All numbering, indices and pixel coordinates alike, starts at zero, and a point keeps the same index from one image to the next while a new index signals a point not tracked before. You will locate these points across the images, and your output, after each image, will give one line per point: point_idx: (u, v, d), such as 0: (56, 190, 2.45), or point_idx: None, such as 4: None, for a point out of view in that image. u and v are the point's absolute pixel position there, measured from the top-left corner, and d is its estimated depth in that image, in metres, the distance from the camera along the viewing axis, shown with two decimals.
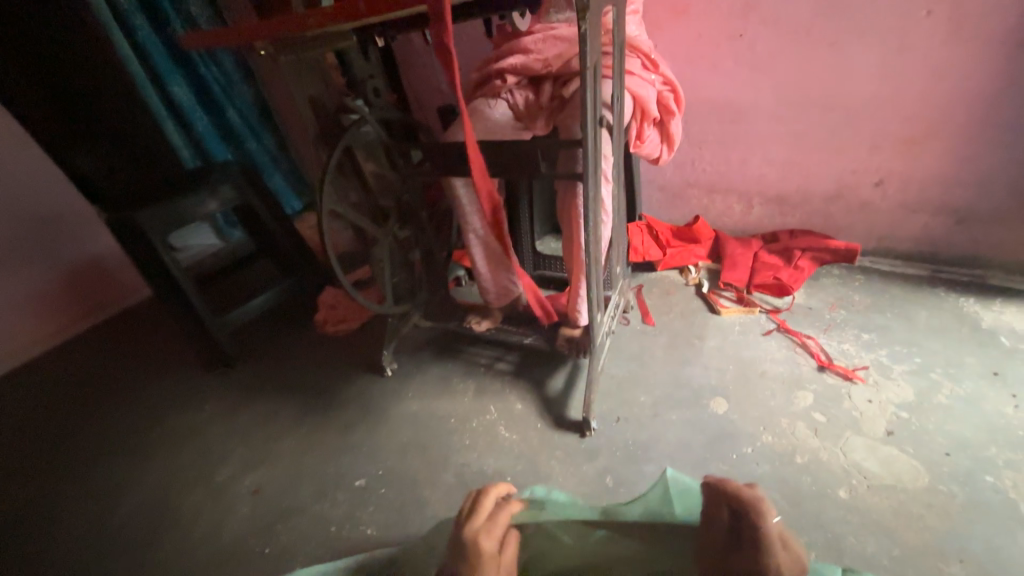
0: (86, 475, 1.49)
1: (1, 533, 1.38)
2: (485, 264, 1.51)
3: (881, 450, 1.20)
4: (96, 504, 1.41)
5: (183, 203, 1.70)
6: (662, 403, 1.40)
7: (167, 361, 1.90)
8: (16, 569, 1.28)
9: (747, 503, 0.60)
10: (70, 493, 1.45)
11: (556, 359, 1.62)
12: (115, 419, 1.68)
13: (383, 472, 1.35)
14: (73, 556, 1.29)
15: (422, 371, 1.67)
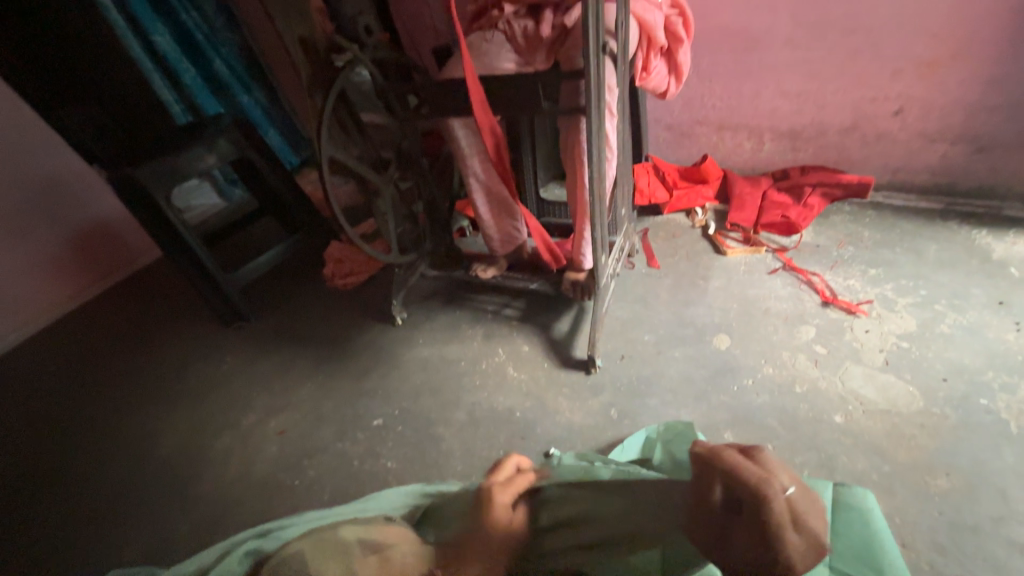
0: (124, 423, 1.59)
1: (51, 474, 1.48)
2: (489, 211, 1.51)
3: (879, 378, 1.23)
4: (136, 448, 1.51)
5: (181, 156, 1.68)
6: (665, 342, 1.44)
7: (185, 317, 1.96)
8: (71, 504, 1.39)
9: (741, 482, 0.52)
10: (111, 438, 1.55)
11: (562, 304, 1.65)
12: (143, 373, 1.76)
13: (399, 412, 1.42)
14: (121, 492, 1.39)
15: (431, 318, 1.71)
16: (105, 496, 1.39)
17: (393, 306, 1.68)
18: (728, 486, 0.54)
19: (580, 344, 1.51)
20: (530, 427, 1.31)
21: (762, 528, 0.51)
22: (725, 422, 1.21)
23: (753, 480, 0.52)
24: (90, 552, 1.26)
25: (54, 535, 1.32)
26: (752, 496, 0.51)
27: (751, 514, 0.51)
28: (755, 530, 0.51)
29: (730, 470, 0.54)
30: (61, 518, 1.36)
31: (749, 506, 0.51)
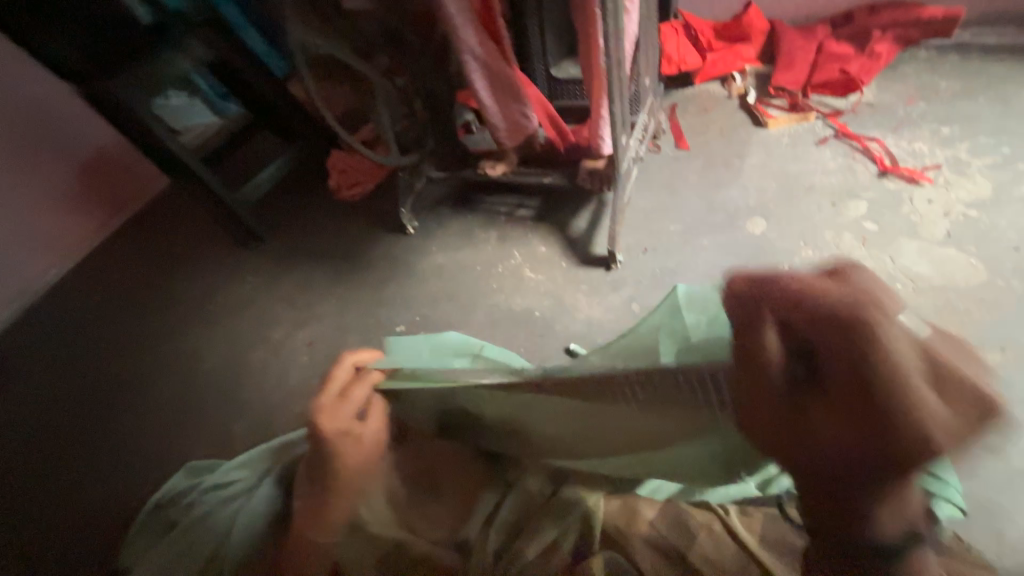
0: (170, 346, 1.64)
1: (117, 393, 1.58)
2: (490, 94, 1.25)
3: (936, 252, 1.11)
4: (180, 373, 1.57)
5: (156, 60, 1.48)
6: (694, 231, 1.33)
7: (202, 239, 1.91)
8: (142, 417, 1.50)
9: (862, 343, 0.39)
10: (163, 359, 1.62)
11: (580, 199, 1.54)
12: (170, 302, 1.77)
13: (420, 317, 1.43)
14: (182, 403, 1.49)
15: (442, 225, 1.62)
16: (164, 417, 1.48)
17: (403, 214, 1.60)
18: (817, 322, 0.41)
19: (600, 242, 1.43)
20: (550, 325, 1.30)
21: (871, 373, 0.38)
22: None
23: (884, 339, 0.39)
24: (162, 462, 1.39)
25: (125, 450, 1.44)
26: (851, 332, 0.39)
27: (851, 354, 0.39)
28: (869, 377, 0.38)
29: (817, 303, 0.41)
30: (128, 435, 1.47)
31: (850, 347, 0.39)
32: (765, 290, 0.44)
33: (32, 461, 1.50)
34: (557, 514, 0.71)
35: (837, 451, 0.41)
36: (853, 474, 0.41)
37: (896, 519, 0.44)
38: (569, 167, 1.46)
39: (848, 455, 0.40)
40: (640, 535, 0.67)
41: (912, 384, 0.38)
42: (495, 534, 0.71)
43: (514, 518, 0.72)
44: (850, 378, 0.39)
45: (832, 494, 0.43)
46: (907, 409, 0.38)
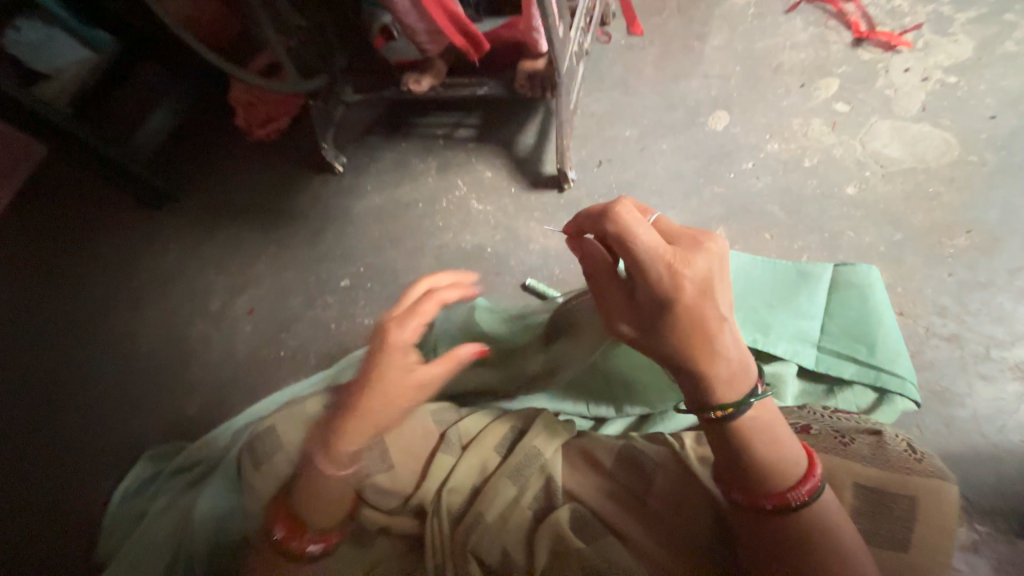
0: (87, 342, 1.38)
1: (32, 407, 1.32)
2: None
3: (909, 130, 1.03)
4: (102, 363, 1.35)
5: None
6: (652, 134, 1.18)
7: (93, 206, 1.55)
8: (72, 427, 1.29)
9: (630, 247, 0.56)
10: (80, 357, 1.36)
11: (525, 109, 1.35)
12: (63, 282, 1.46)
13: (364, 269, 1.30)
14: (120, 404, 1.31)
15: (373, 158, 1.41)
16: (94, 415, 1.30)
17: (325, 150, 1.36)
18: (615, 238, 0.57)
19: (549, 158, 1.28)
20: (503, 261, 1.20)
21: (655, 266, 0.56)
22: (718, 216, 1.06)
23: (638, 238, 0.56)
24: (106, 461, 1.25)
25: (52, 454, 1.26)
26: (635, 239, 0.56)
27: (637, 254, 0.56)
28: (655, 264, 0.55)
29: (614, 222, 0.57)
30: (52, 438, 1.28)
31: (636, 248, 0.56)
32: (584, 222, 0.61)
33: None
34: (513, 472, 0.69)
35: (657, 326, 0.57)
36: (677, 343, 0.56)
37: (737, 380, 0.56)
38: (508, 72, 1.24)
39: (667, 329, 0.56)
40: (596, 482, 0.67)
41: (681, 263, 0.56)
42: (456, 498, 0.70)
43: (473, 482, 0.72)
44: (641, 270, 0.56)
45: (681, 366, 0.57)
46: (682, 281, 0.56)
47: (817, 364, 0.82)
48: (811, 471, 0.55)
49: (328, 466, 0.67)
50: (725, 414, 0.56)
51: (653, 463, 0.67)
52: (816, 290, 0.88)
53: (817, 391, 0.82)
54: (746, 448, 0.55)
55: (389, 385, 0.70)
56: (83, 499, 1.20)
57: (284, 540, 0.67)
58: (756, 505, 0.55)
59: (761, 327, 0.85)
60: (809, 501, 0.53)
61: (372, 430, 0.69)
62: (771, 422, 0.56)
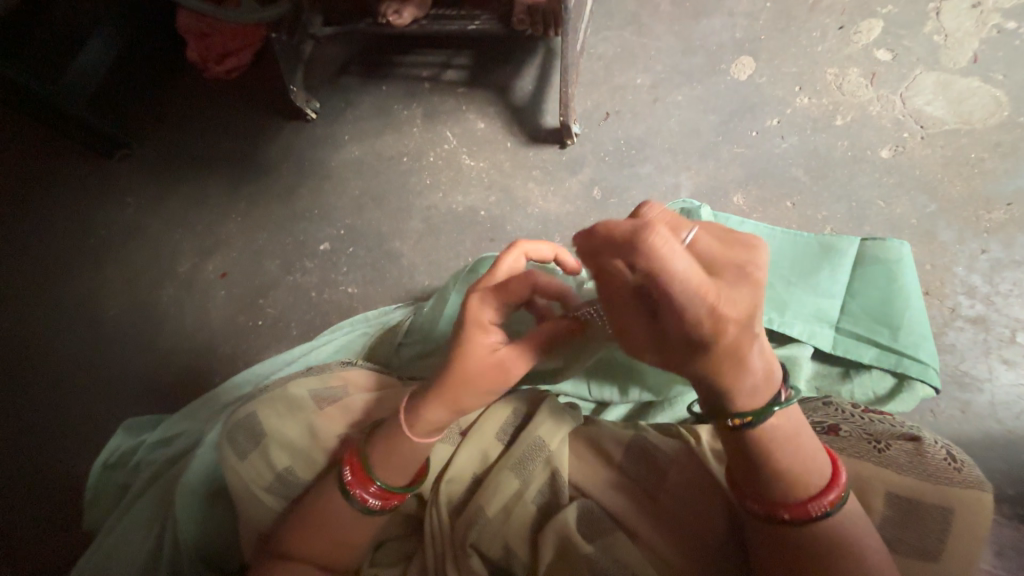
0: (30, 309, 1.22)
1: None
2: None
3: (957, 85, 0.95)
4: (57, 334, 1.21)
5: None
6: (666, 82, 1.06)
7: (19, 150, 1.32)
8: (25, 404, 1.17)
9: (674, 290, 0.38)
10: (24, 327, 1.21)
11: (522, 48, 1.19)
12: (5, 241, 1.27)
13: (345, 232, 1.19)
14: (80, 378, 1.18)
15: (351, 104, 1.24)
16: (48, 392, 1.17)
17: (294, 95, 1.19)
18: (646, 277, 0.38)
19: (550, 108, 1.15)
20: (498, 226, 1.10)
21: (699, 309, 0.39)
22: (736, 182, 0.98)
23: (683, 280, 0.37)
24: (76, 439, 1.15)
25: (19, 432, 1.15)
26: (673, 286, 0.37)
27: (676, 304, 0.39)
28: (703, 306, 0.39)
29: (649, 259, 0.36)
30: (13, 416, 1.16)
31: (674, 298, 0.38)
32: (590, 248, 0.40)
33: None
34: (516, 465, 0.63)
35: (684, 364, 0.45)
36: (708, 375, 0.46)
37: (757, 390, 0.49)
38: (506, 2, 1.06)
39: (697, 367, 0.45)
40: (605, 477, 0.63)
41: (727, 301, 0.41)
42: (453, 488, 0.65)
43: (473, 470, 0.66)
44: (677, 319, 0.40)
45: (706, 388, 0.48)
46: (726, 323, 0.41)
47: (834, 346, 0.77)
48: (835, 482, 0.52)
49: (415, 434, 0.60)
50: (744, 423, 0.50)
51: (666, 455, 0.63)
52: (840, 266, 0.82)
53: (832, 374, 0.79)
54: (771, 462, 0.51)
55: (473, 369, 0.58)
56: (61, 477, 1.12)
57: (349, 485, 0.61)
58: (773, 515, 0.52)
59: (778, 304, 0.79)
60: (831, 513, 0.51)
61: (455, 408, 0.59)
62: (798, 433, 0.52)
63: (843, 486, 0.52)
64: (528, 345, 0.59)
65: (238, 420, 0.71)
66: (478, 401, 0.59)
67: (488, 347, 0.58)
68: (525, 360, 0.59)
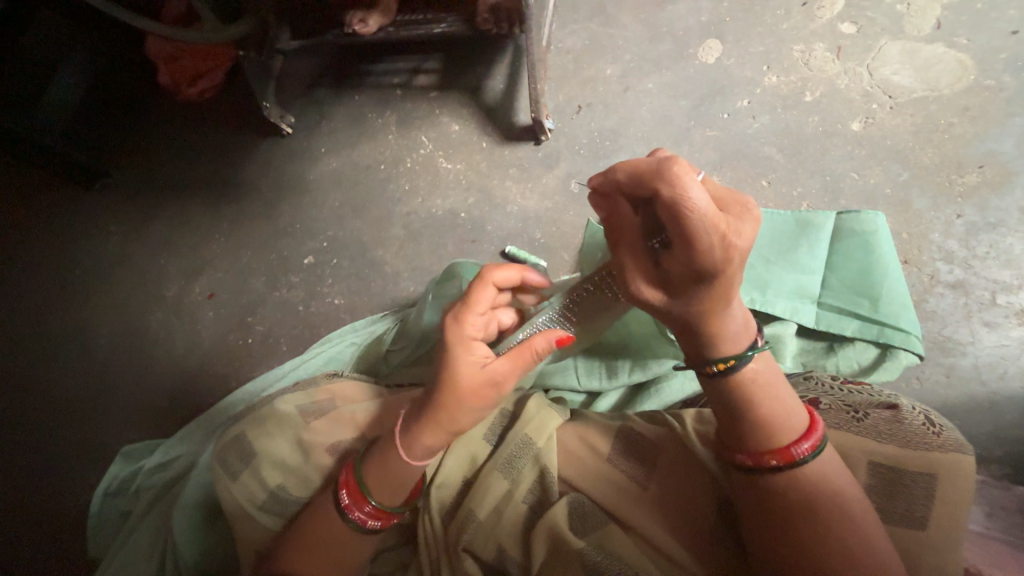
0: (20, 345, 1.22)
1: None
2: None
3: (922, 53, 0.96)
4: (50, 368, 1.20)
5: None
6: (635, 71, 1.06)
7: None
8: (23, 440, 1.16)
9: (688, 215, 0.46)
10: (16, 362, 1.21)
11: (490, 47, 1.19)
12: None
13: (328, 244, 1.18)
14: (75, 409, 1.18)
15: (325, 115, 1.24)
16: (45, 427, 1.17)
17: (267, 111, 1.19)
18: (664, 199, 0.47)
19: (522, 106, 1.15)
20: (479, 227, 1.10)
21: (708, 236, 0.47)
22: (710, 164, 0.98)
23: (697, 206, 0.46)
24: (76, 470, 1.14)
25: (21, 465, 1.15)
26: (688, 204, 0.46)
27: (688, 224, 0.46)
28: (712, 234, 0.46)
29: (667, 182, 0.47)
30: (11, 453, 1.15)
31: (689, 218, 0.46)
32: (620, 177, 0.51)
33: None
34: (504, 465, 0.63)
35: (684, 297, 0.52)
36: (701, 309, 0.52)
37: (740, 336, 0.55)
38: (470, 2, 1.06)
39: (695, 299, 0.52)
40: (593, 467, 0.63)
41: (734, 234, 0.48)
42: (445, 494, 0.65)
43: (462, 474, 0.66)
44: (687, 243, 0.47)
45: (696, 328, 0.54)
46: (732, 256, 0.48)
47: (817, 322, 0.78)
48: (813, 427, 0.54)
49: (409, 458, 0.60)
50: (721, 369, 0.55)
51: (653, 443, 0.63)
52: (818, 241, 0.82)
53: (817, 350, 0.80)
54: (750, 403, 0.54)
55: (464, 384, 0.58)
56: (65, 507, 1.12)
57: (346, 507, 0.61)
58: (759, 462, 0.53)
59: (759, 285, 0.80)
60: (813, 456, 0.52)
61: (450, 428, 0.59)
62: (772, 377, 0.55)
63: (822, 432, 0.54)
64: (517, 359, 0.59)
65: (227, 441, 0.71)
66: (472, 416, 0.59)
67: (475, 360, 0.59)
68: (516, 370, 0.59)
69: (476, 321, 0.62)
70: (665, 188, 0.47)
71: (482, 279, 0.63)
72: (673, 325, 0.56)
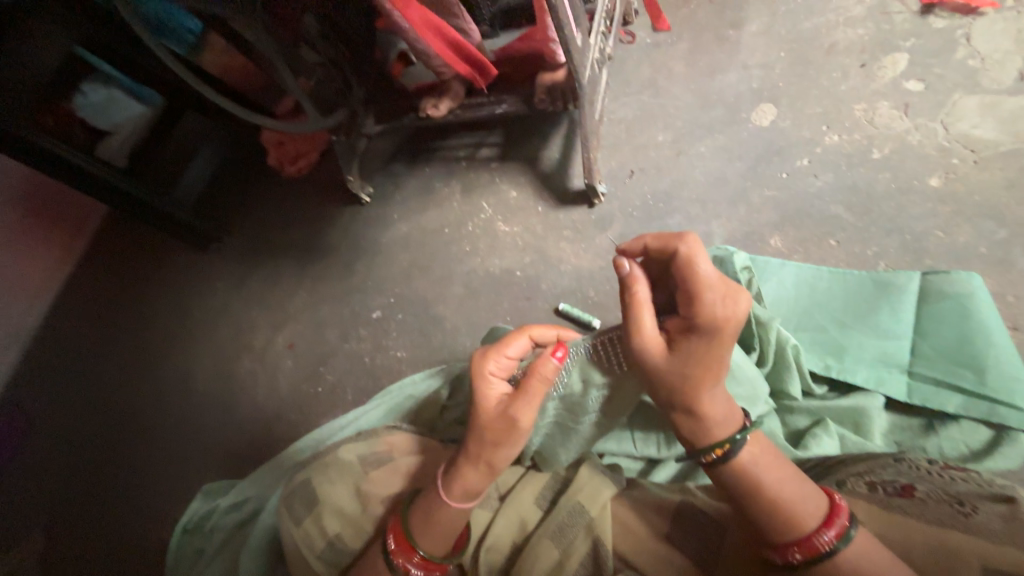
0: (135, 385, 1.39)
1: (87, 457, 1.33)
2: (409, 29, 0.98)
3: (1004, 107, 0.94)
4: (155, 408, 1.36)
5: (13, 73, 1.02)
6: (688, 136, 1.09)
7: (132, 247, 1.55)
8: (127, 473, 1.30)
9: (697, 278, 0.54)
10: (128, 401, 1.38)
11: (547, 121, 1.29)
12: (119, 324, 1.47)
13: (395, 300, 1.28)
14: (171, 446, 1.31)
15: (399, 187, 1.39)
16: (146, 462, 1.31)
17: (351, 183, 1.36)
18: (679, 261, 0.55)
19: (577, 172, 1.22)
20: (534, 285, 1.14)
21: (712, 295, 0.54)
22: (771, 225, 0.98)
23: (708, 269, 0.54)
24: (166, 503, 1.26)
25: (124, 495, 1.28)
26: (701, 267, 0.54)
27: (701, 282, 0.54)
28: (717, 295, 0.54)
29: (685, 246, 0.55)
30: (117, 484, 1.29)
31: (700, 276, 0.54)
32: (647, 240, 0.58)
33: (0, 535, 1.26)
34: (555, 533, 0.61)
35: (683, 359, 0.56)
36: (693, 368, 0.55)
37: (726, 420, 0.57)
38: (528, 86, 1.18)
39: (691, 363, 0.55)
40: (651, 545, 0.59)
41: (734, 301, 0.55)
42: (494, 558, 0.63)
43: (512, 538, 0.64)
44: (696, 298, 0.54)
45: (689, 398, 0.56)
46: (731, 321, 0.54)
47: (910, 395, 0.74)
48: (834, 511, 0.51)
49: (453, 499, 0.60)
50: (717, 457, 0.56)
51: (713, 522, 0.59)
52: (900, 305, 0.81)
53: (912, 427, 0.74)
54: (756, 490, 0.53)
55: (486, 417, 0.61)
56: (156, 536, 1.23)
57: (391, 552, 0.60)
58: (786, 556, 0.52)
59: (835, 350, 0.80)
60: (841, 545, 0.49)
61: (478, 463, 0.60)
62: (770, 456, 0.55)
63: (848, 515, 0.51)
64: (530, 389, 0.60)
65: (295, 486, 0.75)
66: (498, 455, 0.60)
67: (495, 391, 0.63)
68: (531, 402, 0.60)
69: (502, 359, 0.64)
70: (685, 251, 0.54)
71: (520, 329, 0.67)
72: (662, 385, 0.57)
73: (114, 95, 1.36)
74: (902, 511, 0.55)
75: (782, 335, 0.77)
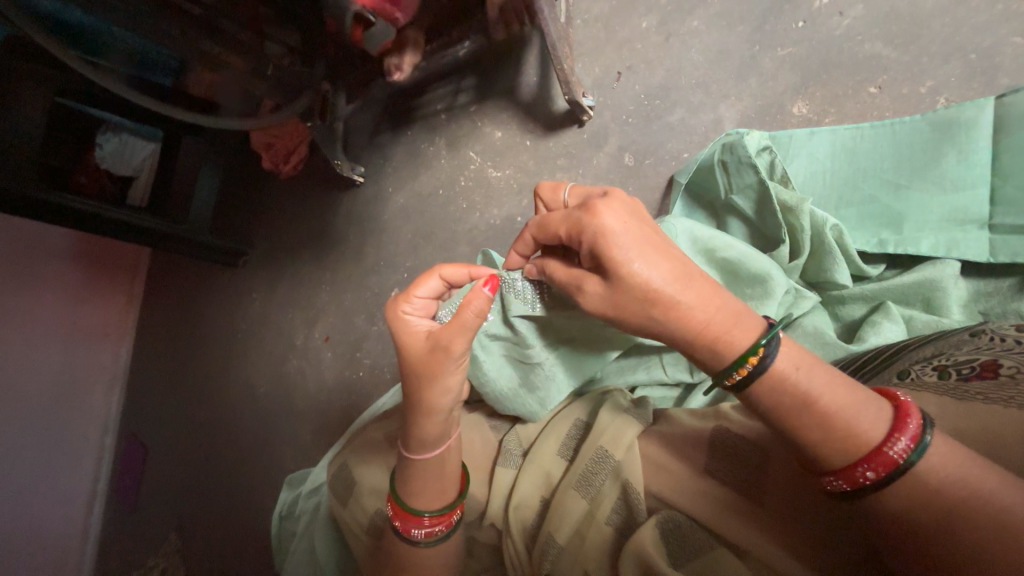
0: (207, 400, 1.51)
1: (192, 468, 1.48)
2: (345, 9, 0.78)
3: None
4: (230, 417, 1.47)
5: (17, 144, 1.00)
6: (676, 13, 0.98)
7: (167, 276, 1.61)
8: (225, 476, 1.44)
9: (550, 223, 0.56)
10: (206, 416, 1.50)
11: (517, 41, 1.16)
12: (176, 351, 1.56)
13: (408, 274, 1.26)
14: (253, 447, 1.43)
15: (387, 158, 1.32)
16: (237, 465, 1.44)
17: (340, 167, 1.28)
18: (535, 232, 0.59)
19: (559, 91, 1.12)
20: None
21: (573, 221, 0.54)
22: (791, 90, 0.91)
23: (552, 215, 0.56)
24: (264, 495, 1.39)
25: (229, 496, 1.43)
26: (547, 221, 0.57)
27: (557, 223, 0.56)
28: (574, 220, 0.54)
29: (529, 225, 0.60)
30: (220, 487, 1.44)
31: (551, 223, 0.56)
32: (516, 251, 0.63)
33: (145, 542, 1.48)
34: (579, 483, 0.58)
35: (624, 282, 0.51)
36: (634, 282, 0.51)
37: (736, 313, 0.51)
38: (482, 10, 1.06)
39: (639, 277, 0.50)
40: (692, 482, 0.54)
41: (602, 204, 0.52)
42: (524, 515, 0.62)
43: (540, 494, 0.62)
44: (567, 233, 0.55)
45: (680, 302, 0.50)
46: (605, 228, 0.51)
47: (993, 254, 0.64)
48: (903, 414, 0.45)
49: (412, 453, 0.61)
50: (754, 367, 0.48)
51: (755, 447, 0.54)
52: (972, 144, 0.68)
53: (1002, 291, 0.65)
54: (810, 407, 0.46)
55: (414, 361, 0.57)
56: (265, 523, 1.37)
57: (394, 522, 0.63)
58: (856, 481, 0.45)
59: (891, 221, 0.71)
60: (917, 455, 0.43)
61: (422, 414, 0.59)
62: (813, 366, 0.48)
63: (919, 416, 0.45)
64: (460, 321, 0.55)
65: (334, 473, 0.78)
66: (441, 394, 0.58)
67: (420, 333, 0.58)
68: (460, 335, 0.55)
69: (413, 301, 0.59)
70: (533, 224, 0.59)
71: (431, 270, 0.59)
72: (649, 308, 0.52)
73: (125, 140, 1.38)
74: (984, 398, 0.47)
75: (818, 218, 0.67)
